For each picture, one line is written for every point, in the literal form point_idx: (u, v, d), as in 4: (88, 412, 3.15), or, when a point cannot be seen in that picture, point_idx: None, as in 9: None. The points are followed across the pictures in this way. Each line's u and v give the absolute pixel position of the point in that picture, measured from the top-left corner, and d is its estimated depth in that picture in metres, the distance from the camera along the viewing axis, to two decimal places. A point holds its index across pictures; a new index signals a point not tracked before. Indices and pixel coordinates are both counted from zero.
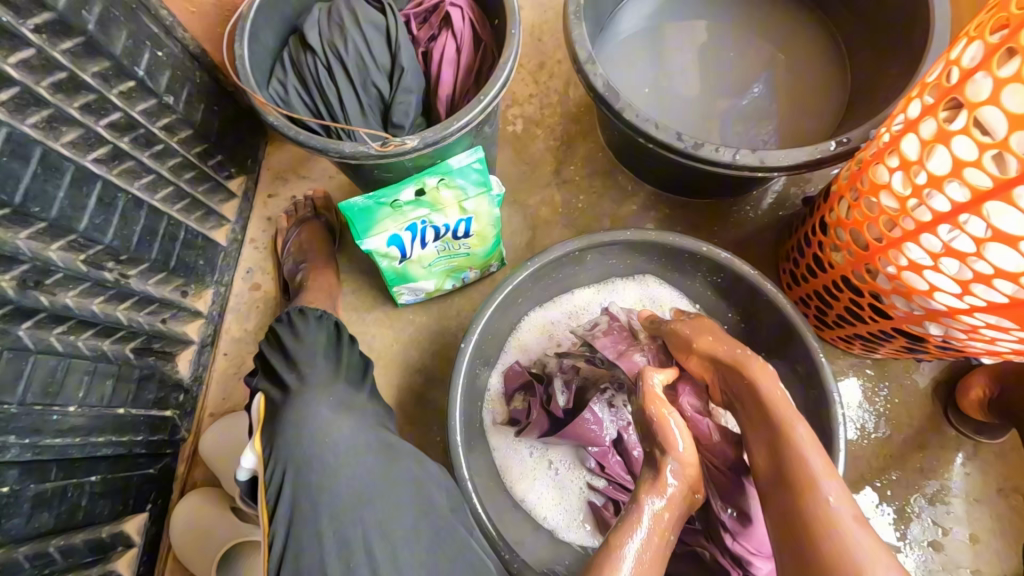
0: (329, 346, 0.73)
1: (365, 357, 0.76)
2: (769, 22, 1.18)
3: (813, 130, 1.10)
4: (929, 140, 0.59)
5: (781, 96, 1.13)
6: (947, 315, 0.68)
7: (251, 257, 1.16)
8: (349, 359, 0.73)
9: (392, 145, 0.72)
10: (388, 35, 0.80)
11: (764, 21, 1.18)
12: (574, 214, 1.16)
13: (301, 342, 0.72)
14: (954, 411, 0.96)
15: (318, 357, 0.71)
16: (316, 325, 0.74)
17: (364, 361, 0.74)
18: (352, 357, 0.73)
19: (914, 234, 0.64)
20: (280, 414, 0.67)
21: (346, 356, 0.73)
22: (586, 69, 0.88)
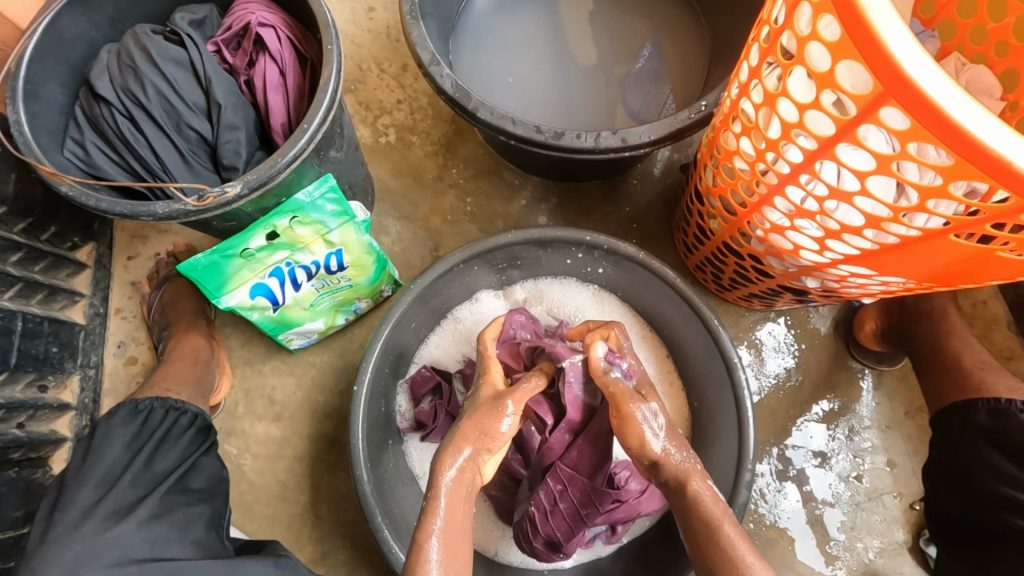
0: (137, 432, 0.74)
1: (169, 463, 0.73)
2: None
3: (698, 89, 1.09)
4: (760, 103, 0.57)
5: (669, 58, 1.11)
6: (817, 269, 0.68)
7: (120, 329, 1.04)
8: (175, 448, 0.75)
9: (211, 197, 0.64)
10: (196, 70, 0.71)
11: None
12: (465, 218, 1.11)
13: (108, 429, 0.73)
14: (856, 345, 0.99)
15: (119, 444, 0.71)
16: (110, 435, 0.72)
17: (163, 470, 0.71)
18: (176, 445, 0.75)
19: (768, 198, 0.62)
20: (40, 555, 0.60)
21: (171, 442, 0.75)
22: (431, 71, 0.82)
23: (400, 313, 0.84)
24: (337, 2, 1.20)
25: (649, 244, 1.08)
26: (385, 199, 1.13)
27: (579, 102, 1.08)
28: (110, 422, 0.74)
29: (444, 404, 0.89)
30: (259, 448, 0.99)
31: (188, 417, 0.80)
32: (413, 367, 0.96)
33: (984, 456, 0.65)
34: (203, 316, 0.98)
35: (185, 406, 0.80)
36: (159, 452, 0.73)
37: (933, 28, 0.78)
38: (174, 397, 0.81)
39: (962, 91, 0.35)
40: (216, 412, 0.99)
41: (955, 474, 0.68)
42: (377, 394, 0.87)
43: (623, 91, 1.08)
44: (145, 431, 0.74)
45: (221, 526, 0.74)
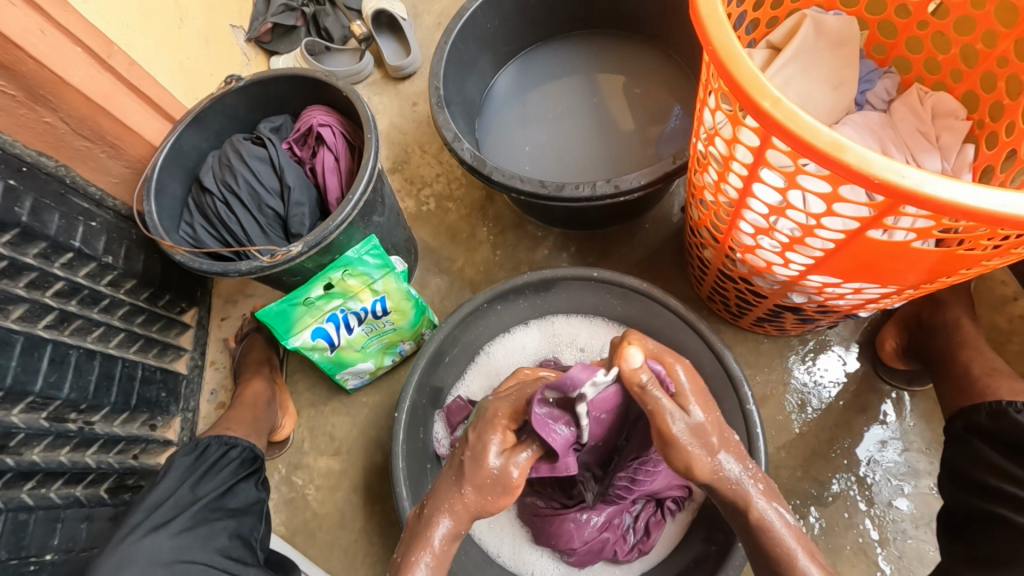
0: (192, 463, 0.87)
1: (200, 493, 0.82)
2: (649, 56, 1.31)
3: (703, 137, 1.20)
4: (708, 143, 0.68)
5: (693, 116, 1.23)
6: (795, 283, 0.74)
7: (214, 378, 1.25)
8: (221, 475, 0.86)
9: (280, 255, 0.82)
10: (272, 162, 0.93)
11: (648, 56, 1.31)
12: (495, 268, 1.26)
13: (172, 459, 0.87)
14: (883, 366, 0.99)
15: (174, 474, 0.84)
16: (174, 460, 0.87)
17: (193, 498, 0.81)
18: (221, 473, 0.86)
19: (733, 221, 0.71)
20: (104, 560, 0.72)
21: (218, 471, 0.87)
22: (454, 146, 1.00)
23: (431, 348, 0.98)
24: (388, 101, 1.46)
25: (664, 281, 1.16)
26: (427, 257, 1.30)
27: (616, 163, 1.22)
28: (173, 455, 0.87)
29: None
30: (321, 479, 1.12)
31: (237, 451, 0.91)
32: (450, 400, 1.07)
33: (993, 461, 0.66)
34: (268, 363, 1.15)
35: (236, 441, 0.92)
36: (205, 478, 0.85)
37: (890, 65, 0.85)
38: (228, 433, 0.93)
39: (812, 116, 0.45)
40: (286, 447, 1.15)
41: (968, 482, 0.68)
42: (417, 423, 0.99)
43: (656, 148, 1.21)
44: (198, 461, 0.87)
45: (251, 539, 0.84)
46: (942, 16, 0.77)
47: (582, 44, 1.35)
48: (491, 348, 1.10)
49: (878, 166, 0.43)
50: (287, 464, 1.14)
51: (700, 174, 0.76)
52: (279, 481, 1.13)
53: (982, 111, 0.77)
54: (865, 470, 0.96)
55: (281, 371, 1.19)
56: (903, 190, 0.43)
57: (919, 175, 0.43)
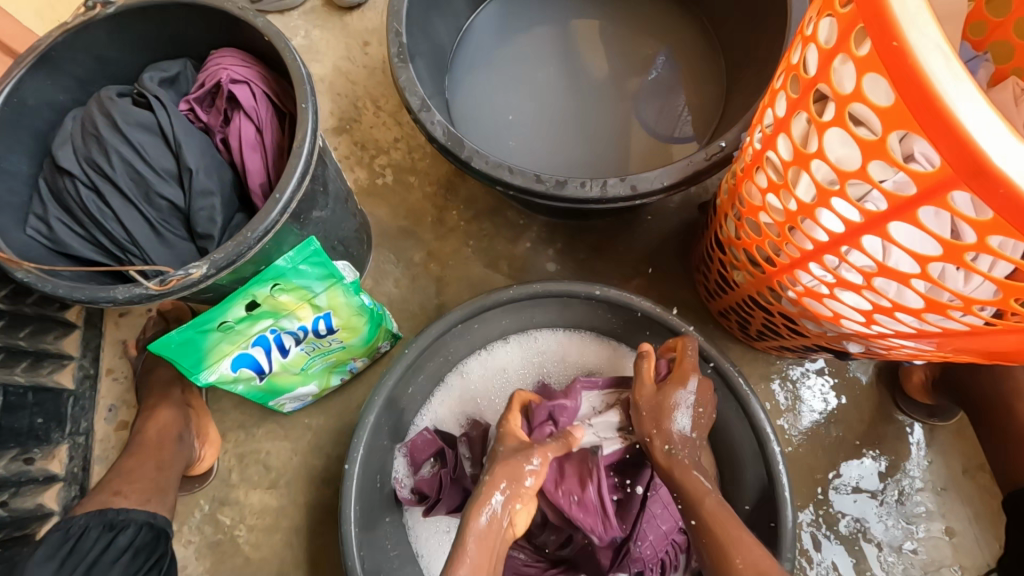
0: (60, 566, 0.63)
1: None
2: None
3: (707, 105, 1.00)
4: (789, 161, 0.49)
5: (683, 73, 1.02)
6: (862, 337, 0.59)
7: (111, 392, 1.00)
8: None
9: (174, 280, 0.57)
10: (164, 133, 0.67)
11: None
12: (466, 262, 1.04)
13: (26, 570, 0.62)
14: (902, 397, 0.90)
15: None
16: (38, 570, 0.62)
17: None
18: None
19: (803, 263, 0.54)
20: None
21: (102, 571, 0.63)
22: (421, 118, 0.76)
23: (392, 381, 0.78)
24: (331, 38, 1.16)
25: (665, 286, 1.00)
26: (383, 244, 1.06)
27: (592, 120, 1.00)
28: (32, 555, 0.63)
29: (448, 471, 0.83)
30: (254, 518, 0.93)
31: (129, 534, 0.68)
32: (413, 431, 0.90)
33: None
34: (179, 382, 0.90)
35: (126, 520, 0.69)
36: None
37: (987, 50, 0.68)
38: (116, 505, 0.71)
39: None
40: (209, 479, 0.94)
41: None
42: (372, 469, 0.80)
43: (637, 104, 1.01)
44: (70, 563, 0.63)
45: None
46: None
47: None
48: (463, 368, 0.92)
49: None
50: (212, 500, 0.94)
51: (757, 190, 0.57)
52: (202, 520, 0.94)
53: None
54: (864, 503, 0.88)
55: (201, 392, 0.95)
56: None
57: None
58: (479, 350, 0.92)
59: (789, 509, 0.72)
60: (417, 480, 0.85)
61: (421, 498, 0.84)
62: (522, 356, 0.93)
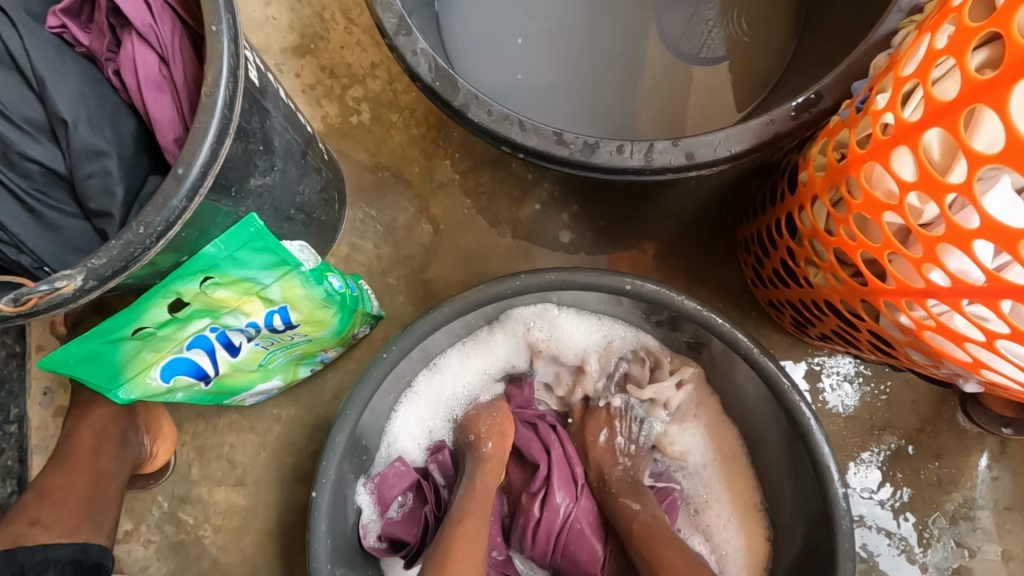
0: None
1: None
2: None
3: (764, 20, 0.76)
4: (984, 153, 0.32)
5: None
6: (997, 386, 0.44)
7: (45, 373, 0.85)
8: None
9: (34, 298, 0.40)
10: (21, 67, 0.47)
11: None
12: (461, 225, 0.86)
13: None
14: (974, 405, 0.76)
15: None
16: None
17: None
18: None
19: (954, 296, 0.38)
20: None
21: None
22: (398, 45, 0.55)
23: (369, 390, 0.64)
24: None
25: (702, 263, 0.82)
26: (360, 200, 0.87)
27: (601, 33, 0.77)
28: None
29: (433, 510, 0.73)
30: (220, 518, 0.82)
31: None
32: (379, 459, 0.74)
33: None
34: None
35: (45, 562, 0.58)
36: None
37: None
38: (34, 539, 0.59)
39: None
40: (166, 475, 0.82)
41: None
42: (347, 489, 0.68)
43: (658, 14, 0.77)
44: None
45: None
46: None
47: None
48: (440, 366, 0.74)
49: None
50: (170, 497, 0.83)
51: (890, 183, 0.40)
52: (161, 519, 0.83)
53: None
54: (891, 494, 0.77)
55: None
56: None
57: None
58: (456, 341, 0.74)
59: (850, 565, 0.58)
60: (390, 526, 0.72)
61: (398, 544, 0.72)
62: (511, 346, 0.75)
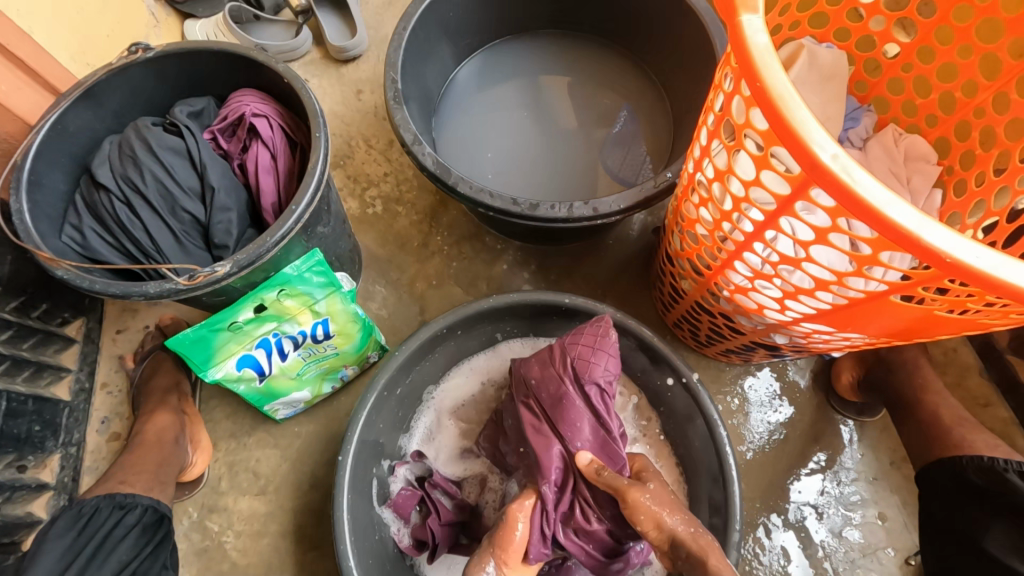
0: (74, 539, 0.67)
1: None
2: (598, 58, 1.25)
3: (659, 149, 1.15)
4: (711, 179, 0.63)
5: (643, 124, 1.19)
6: (783, 327, 0.71)
7: (105, 404, 1.04)
8: (115, 554, 0.67)
9: (201, 277, 0.67)
10: (190, 156, 0.77)
11: (592, 57, 1.25)
12: (448, 281, 1.15)
13: (44, 538, 0.67)
14: (836, 397, 1.02)
15: (48, 559, 0.65)
16: (61, 536, 0.67)
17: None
18: (116, 552, 0.67)
19: (730, 262, 0.67)
20: None
21: (111, 547, 0.68)
22: (413, 150, 0.88)
23: (386, 377, 0.87)
24: (328, 86, 1.30)
25: (626, 303, 1.11)
26: (372, 266, 1.16)
27: (559, 164, 1.15)
28: (50, 529, 0.67)
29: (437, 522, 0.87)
30: (242, 524, 0.97)
31: (136, 513, 0.72)
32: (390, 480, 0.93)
33: (984, 527, 0.68)
34: (176, 390, 0.96)
35: (134, 501, 0.73)
36: (95, 561, 0.65)
37: (870, 103, 0.85)
38: (124, 490, 0.74)
39: (871, 177, 0.41)
40: (199, 487, 0.98)
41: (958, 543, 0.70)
42: (362, 468, 0.86)
43: (602, 153, 1.16)
44: (83, 537, 0.67)
45: None
46: (926, 60, 0.77)
47: (546, 41, 1.26)
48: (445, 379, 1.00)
49: (939, 242, 0.40)
50: (200, 507, 0.98)
51: (693, 206, 0.71)
52: (190, 527, 0.96)
53: (953, 157, 0.77)
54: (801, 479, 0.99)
55: (195, 401, 1.01)
56: (971, 271, 0.39)
57: (990, 257, 0.39)
58: (445, 371, 1.00)
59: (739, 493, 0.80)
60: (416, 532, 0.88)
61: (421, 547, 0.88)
62: (485, 370, 1.01)
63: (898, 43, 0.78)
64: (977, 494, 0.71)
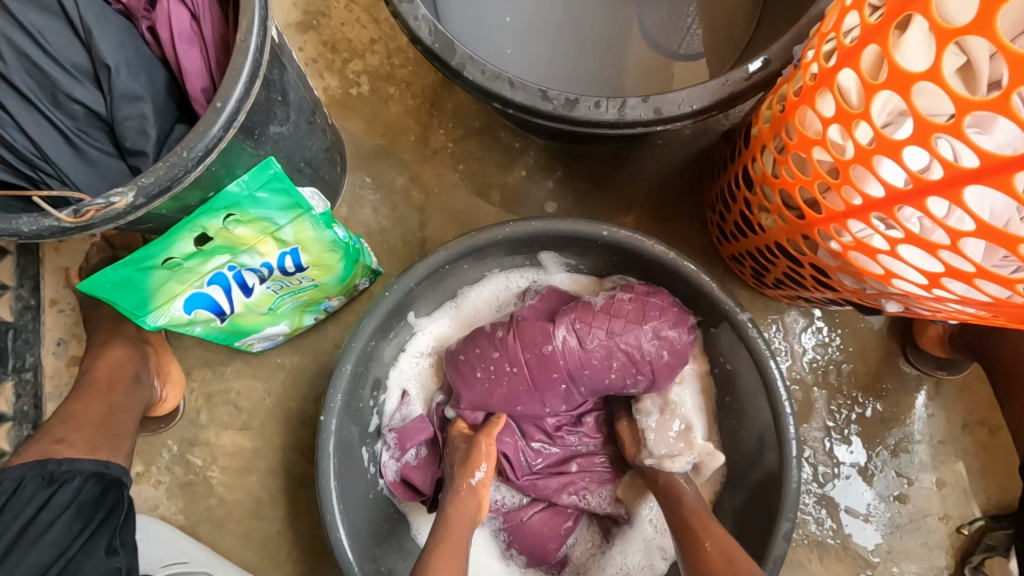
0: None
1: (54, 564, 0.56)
2: None
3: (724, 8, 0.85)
4: (877, 83, 0.39)
5: None
6: (908, 299, 0.52)
7: (58, 325, 0.90)
8: (42, 543, 0.57)
9: (91, 211, 0.47)
10: (68, 15, 0.52)
11: None
12: (454, 190, 0.93)
13: None
14: (913, 348, 0.85)
15: None
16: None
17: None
18: (43, 540, 0.57)
19: (865, 213, 0.46)
20: None
21: (39, 533, 0.57)
22: (402, 11, 0.61)
23: (374, 323, 0.70)
24: None
25: (673, 221, 0.90)
26: (359, 166, 0.94)
27: (588, 30, 0.85)
28: None
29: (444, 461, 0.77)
30: (228, 459, 0.88)
31: (73, 487, 0.61)
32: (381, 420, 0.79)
33: None
34: (131, 317, 0.82)
35: (70, 472, 0.61)
36: (17, 556, 0.55)
37: None
38: (60, 455, 0.63)
39: None
40: (176, 419, 0.88)
41: None
42: (350, 422, 0.74)
43: (638, 10, 0.85)
44: (4, 520, 0.57)
45: None
46: None
47: None
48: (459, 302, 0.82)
49: None
50: (180, 440, 0.88)
51: (816, 120, 0.48)
52: (171, 461, 0.88)
53: None
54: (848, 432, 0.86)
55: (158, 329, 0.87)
56: None
57: None
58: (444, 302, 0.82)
59: (795, 471, 0.66)
60: (408, 470, 0.77)
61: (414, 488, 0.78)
62: (498, 293, 0.81)
63: None
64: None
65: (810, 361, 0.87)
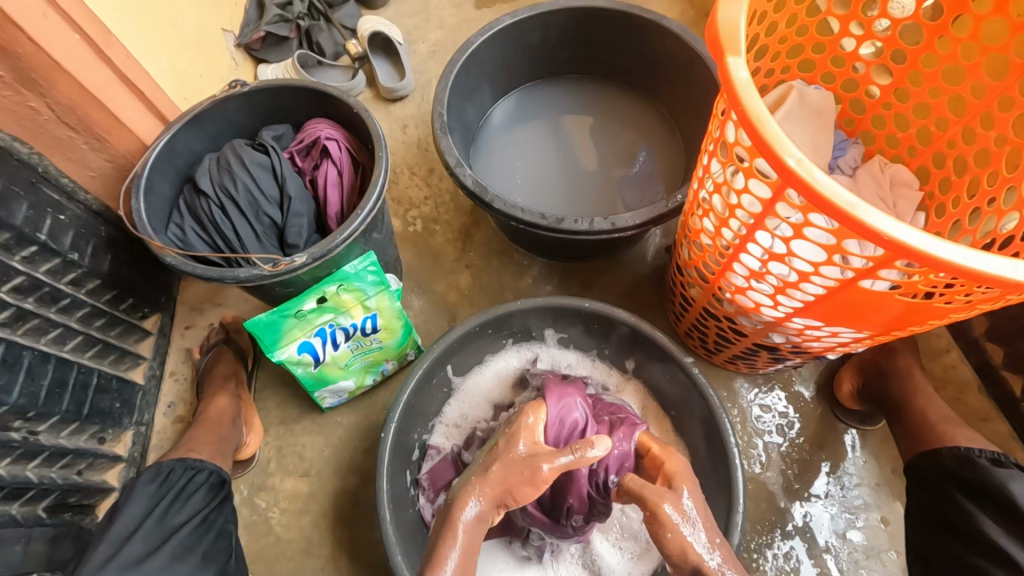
0: (157, 488, 0.79)
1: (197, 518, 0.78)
2: (612, 104, 1.39)
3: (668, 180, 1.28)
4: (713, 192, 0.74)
5: (662, 163, 1.31)
6: (779, 324, 0.80)
7: (172, 390, 1.17)
8: (189, 502, 0.80)
9: (282, 265, 0.82)
10: (274, 170, 0.92)
11: (608, 107, 1.39)
12: (479, 293, 1.27)
13: (133, 486, 0.78)
14: (839, 406, 1.08)
15: (138, 501, 0.77)
16: (149, 480, 0.79)
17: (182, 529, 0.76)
18: (190, 501, 0.80)
19: (730, 264, 0.77)
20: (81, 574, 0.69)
21: (186, 497, 0.80)
22: (457, 172, 1.02)
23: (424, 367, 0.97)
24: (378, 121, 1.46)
25: (641, 313, 1.21)
26: (411, 277, 1.29)
27: (581, 195, 1.28)
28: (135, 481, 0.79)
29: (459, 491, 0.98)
30: (287, 502, 1.07)
31: (203, 475, 0.84)
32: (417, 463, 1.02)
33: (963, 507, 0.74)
34: (235, 377, 1.09)
35: (202, 464, 0.84)
36: (172, 509, 0.77)
37: (857, 137, 0.99)
38: (194, 456, 0.85)
39: (830, 177, 0.53)
40: (250, 467, 1.09)
41: (944, 530, 0.76)
42: (399, 449, 0.96)
43: (617, 186, 1.28)
44: (165, 486, 0.80)
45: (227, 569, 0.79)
46: (903, 99, 0.92)
47: (577, 85, 1.41)
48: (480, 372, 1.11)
49: (886, 227, 0.51)
50: (250, 485, 1.08)
51: (699, 218, 0.82)
52: (240, 503, 1.07)
53: (932, 184, 0.90)
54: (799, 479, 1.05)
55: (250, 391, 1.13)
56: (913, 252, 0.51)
57: (921, 237, 0.51)
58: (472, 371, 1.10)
59: (741, 474, 0.87)
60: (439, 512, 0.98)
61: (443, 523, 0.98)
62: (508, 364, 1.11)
63: (878, 86, 0.93)
64: (964, 479, 0.76)
65: (759, 417, 1.09)
